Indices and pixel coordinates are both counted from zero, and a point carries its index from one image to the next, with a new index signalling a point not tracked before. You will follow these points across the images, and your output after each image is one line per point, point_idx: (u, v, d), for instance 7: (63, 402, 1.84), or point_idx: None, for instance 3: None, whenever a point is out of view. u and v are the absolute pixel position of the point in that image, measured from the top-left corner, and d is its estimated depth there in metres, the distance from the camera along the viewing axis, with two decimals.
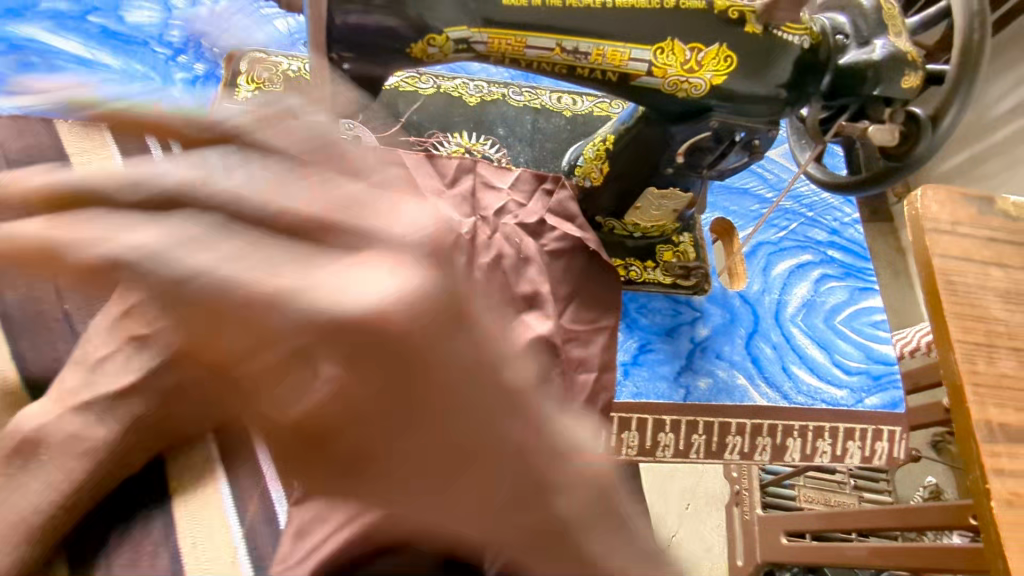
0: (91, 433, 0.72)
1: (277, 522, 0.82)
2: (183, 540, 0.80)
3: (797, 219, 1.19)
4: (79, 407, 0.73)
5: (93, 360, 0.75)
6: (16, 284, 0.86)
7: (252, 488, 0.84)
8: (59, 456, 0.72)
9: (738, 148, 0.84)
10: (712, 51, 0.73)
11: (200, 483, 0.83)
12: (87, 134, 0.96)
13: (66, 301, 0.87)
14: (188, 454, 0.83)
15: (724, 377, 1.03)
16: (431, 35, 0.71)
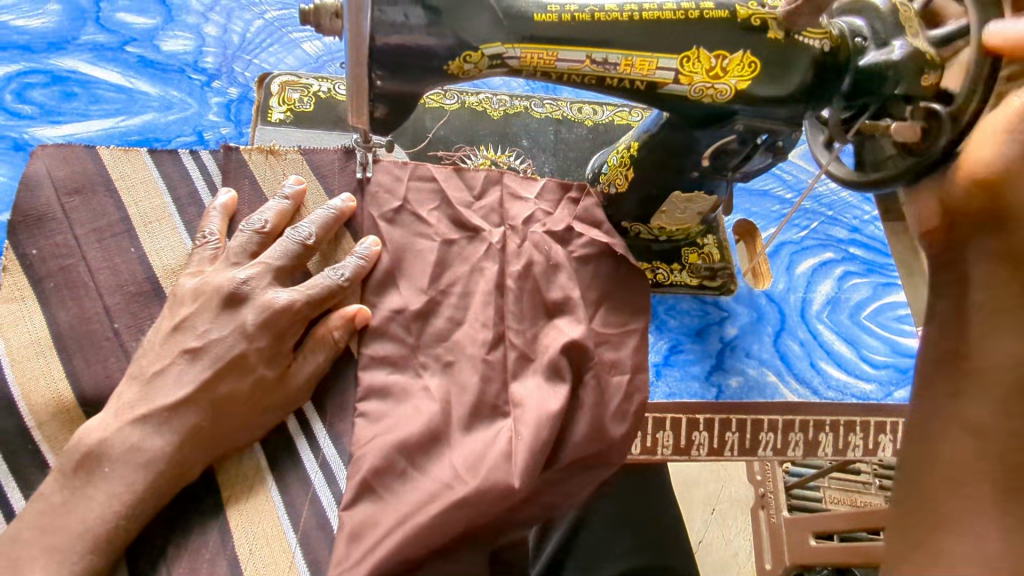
0: (150, 442, 0.78)
1: (329, 527, 0.84)
2: (240, 547, 0.82)
3: (818, 219, 1.20)
4: (138, 420, 0.79)
5: (149, 375, 0.82)
6: (69, 305, 0.89)
7: (303, 494, 0.86)
8: (125, 464, 0.76)
9: (762, 150, 0.87)
10: (737, 57, 0.76)
11: (252, 491, 0.86)
12: (129, 158, 0.98)
13: (116, 320, 0.90)
14: (239, 462, 0.87)
15: (753, 375, 1.05)
16: (467, 52, 0.74)
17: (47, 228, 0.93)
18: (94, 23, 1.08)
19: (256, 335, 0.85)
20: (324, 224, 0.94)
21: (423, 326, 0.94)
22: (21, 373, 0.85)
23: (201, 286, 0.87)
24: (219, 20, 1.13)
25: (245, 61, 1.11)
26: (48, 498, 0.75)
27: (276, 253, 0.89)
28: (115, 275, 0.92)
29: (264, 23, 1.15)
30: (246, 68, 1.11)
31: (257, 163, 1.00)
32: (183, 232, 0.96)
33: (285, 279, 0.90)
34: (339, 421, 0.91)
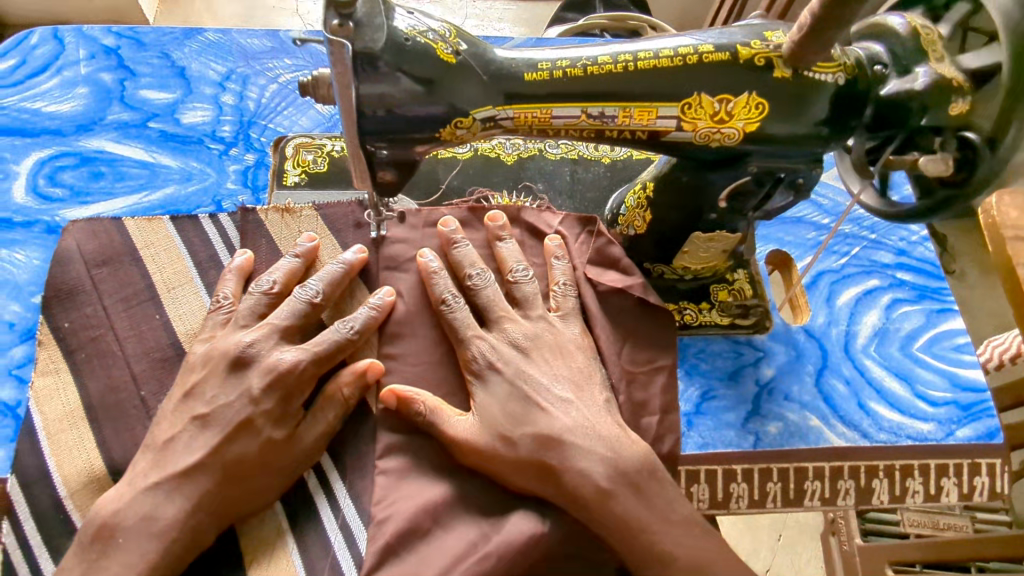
0: (164, 511, 0.79)
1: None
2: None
3: (859, 243, 1.12)
4: (150, 487, 0.80)
5: (161, 443, 0.84)
6: (99, 374, 0.90)
7: (324, 559, 0.85)
8: (139, 534, 0.78)
9: (782, 188, 0.81)
10: (742, 100, 0.72)
11: (273, 554, 0.85)
12: (154, 227, 1.00)
13: (142, 388, 0.90)
14: (260, 527, 0.86)
15: (794, 420, 0.98)
16: (457, 119, 0.73)
17: (78, 301, 0.95)
18: (120, 101, 1.13)
19: (262, 400, 0.85)
20: (332, 280, 0.94)
21: (439, 381, 0.93)
22: (56, 445, 0.86)
23: (210, 351, 0.89)
24: (236, 88, 1.17)
25: (261, 127, 1.13)
26: (68, 571, 0.77)
27: (283, 313, 0.90)
28: (140, 342, 0.93)
29: (278, 87, 1.18)
30: (262, 133, 1.13)
31: (274, 223, 1.01)
32: (205, 294, 0.97)
33: (295, 337, 0.90)
34: (359, 479, 0.89)
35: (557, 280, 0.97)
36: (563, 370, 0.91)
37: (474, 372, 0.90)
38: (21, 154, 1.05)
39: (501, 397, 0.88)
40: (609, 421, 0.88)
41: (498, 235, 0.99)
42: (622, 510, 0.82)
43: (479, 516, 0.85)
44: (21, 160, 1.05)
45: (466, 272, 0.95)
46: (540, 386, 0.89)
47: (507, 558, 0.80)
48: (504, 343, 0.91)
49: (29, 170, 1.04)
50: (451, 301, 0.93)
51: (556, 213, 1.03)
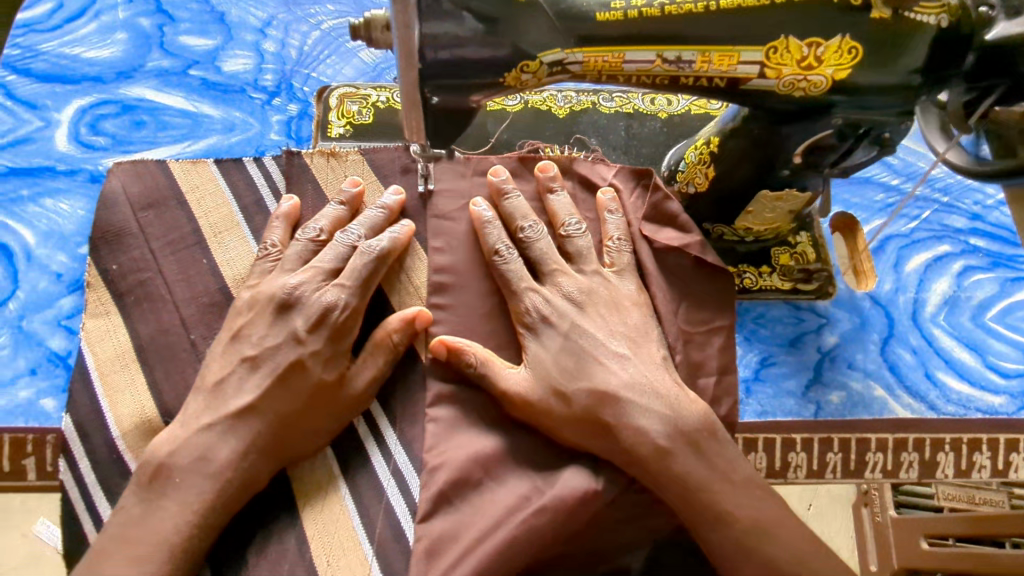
0: (218, 451, 0.78)
1: (406, 538, 0.82)
2: (318, 559, 0.81)
3: (930, 206, 1.06)
4: (204, 428, 0.79)
5: (212, 384, 0.82)
6: (149, 318, 0.89)
7: (377, 504, 0.84)
8: (193, 474, 0.76)
9: (866, 143, 0.75)
10: (835, 44, 0.66)
11: (325, 497, 0.84)
12: (199, 169, 0.98)
13: (191, 332, 0.89)
14: (312, 470, 0.85)
15: (858, 390, 0.94)
16: (524, 62, 0.68)
17: (125, 244, 0.93)
18: (159, 48, 1.09)
19: (307, 340, 0.83)
20: (373, 225, 0.91)
21: (489, 331, 0.90)
22: (109, 386, 0.85)
23: (256, 296, 0.87)
24: (277, 35, 1.12)
25: (304, 75, 1.09)
26: (128, 510, 0.75)
27: (328, 257, 0.88)
28: (189, 287, 0.91)
29: (321, 34, 1.13)
30: (305, 83, 1.09)
31: (319, 167, 0.98)
32: (251, 240, 0.94)
33: None
34: (410, 426, 0.88)
35: (610, 236, 0.92)
36: (619, 325, 0.86)
37: (527, 326, 0.87)
38: (63, 101, 1.03)
39: (553, 351, 0.85)
40: (667, 379, 0.84)
41: (549, 187, 0.95)
42: (680, 468, 0.79)
43: (531, 469, 0.83)
44: (62, 108, 1.02)
45: (518, 224, 0.92)
46: (595, 341, 0.85)
47: (564, 511, 0.78)
48: (558, 296, 0.87)
49: (71, 118, 1.02)
50: (504, 252, 0.90)
51: (611, 166, 0.98)
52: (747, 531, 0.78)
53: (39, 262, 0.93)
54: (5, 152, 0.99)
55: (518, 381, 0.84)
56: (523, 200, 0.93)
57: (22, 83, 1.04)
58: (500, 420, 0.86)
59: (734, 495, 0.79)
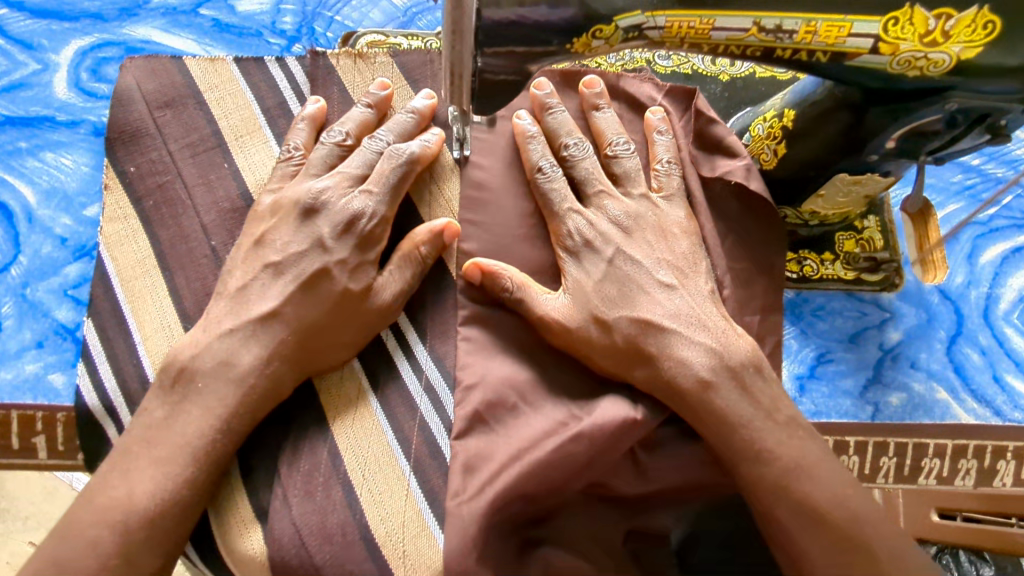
0: (241, 357, 0.69)
1: (443, 455, 0.73)
2: (351, 473, 0.71)
3: (1014, 190, 0.97)
4: (226, 333, 0.69)
5: (234, 289, 0.72)
6: (169, 225, 0.81)
7: (410, 419, 0.74)
8: (216, 379, 0.68)
9: (979, 129, 0.65)
10: (968, 16, 0.56)
11: (354, 411, 0.74)
12: (217, 67, 0.88)
13: (212, 238, 0.80)
14: (340, 385, 0.75)
15: (919, 392, 0.88)
16: (598, 26, 0.58)
17: (142, 145, 0.85)
18: None
19: (334, 248, 0.73)
20: (403, 132, 0.80)
21: (526, 251, 0.79)
22: (131, 292, 0.79)
23: (279, 201, 0.76)
24: None
25: (327, 19, 0.98)
26: (151, 413, 0.67)
27: (356, 162, 0.77)
28: (209, 191, 0.82)
29: None
30: (328, 27, 0.97)
31: (345, 69, 0.88)
32: (274, 144, 0.85)
33: None
34: (441, 343, 0.78)
35: (659, 158, 0.80)
36: (666, 254, 0.75)
37: (569, 249, 0.76)
38: (59, 42, 0.93)
39: (595, 278, 0.74)
40: (714, 312, 0.74)
41: (595, 104, 0.82)
42: (724, 405, 0.69)
43: (567, 396, 0.73)
44: (59, 49, 0.92)
45: (563, 140, 0.80)
46: (640, 269, 0.74)
47: (603, 438, 0.68)
48: (603, 219, 0.76)
49: (70, 61, 0.92)
50: (547, 169, 0.78)
51: (660, 85, 0.86)
52: (786, 470, 0.66)
53: (42, 224, 0.85)
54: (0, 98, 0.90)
55: (558, 308, 0.73)
56: (568, 115, 0.81)
57: (15, 19, 0.93)
58: (538, 346, 0.76)
59: (774, 432, 0.68)
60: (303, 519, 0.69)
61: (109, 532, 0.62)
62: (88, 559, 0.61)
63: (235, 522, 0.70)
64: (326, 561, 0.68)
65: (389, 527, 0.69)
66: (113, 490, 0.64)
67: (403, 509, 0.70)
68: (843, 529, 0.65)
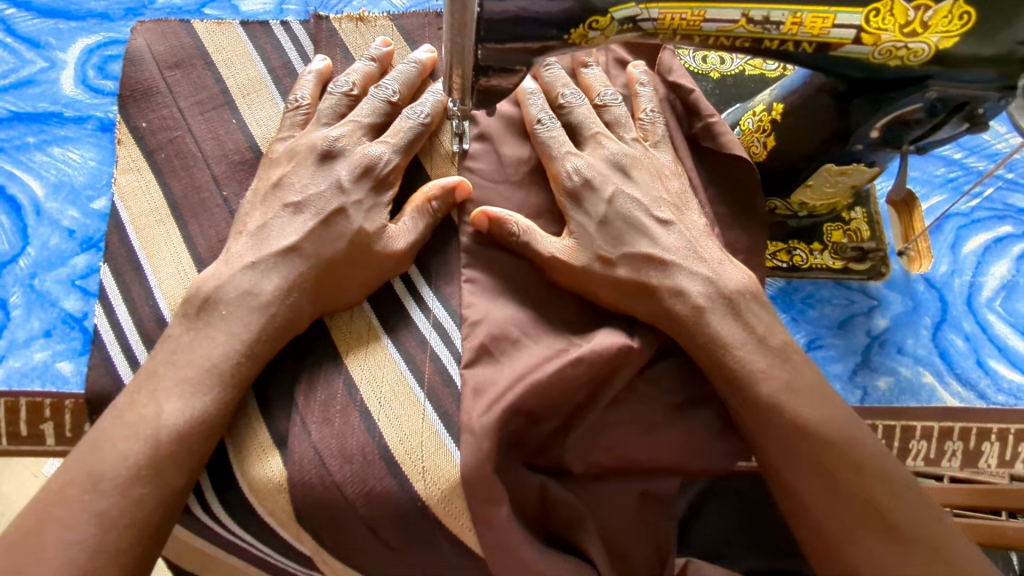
0: (263, 286, 0.73)
1: (455, 383, 0.76)
2: (368, 402, 0.75)
3: (993, 184, 1.00)
4: (249, 266, 0.73)
5: (255, 228, 0.76)
6: (181, 175, 0.86)
7: (422, 352, 0.78)
8: (240, 308, 0.72)
9: (957, 118, 0.68)
10: (945, 7, 0.59)
11: (367, 348, 0.78)
12: (223, 30, 0.94)
13: (224, 188, 0.85)
14: (350, 323, 0.79)
15: (906, 376, 0.90)
16: (594, 17, 0.61)
17: (153, 102, 0.90)
18: None
19: (352, 189, 0.77)
20: (407, 81, 0.85)
21: (522, 199, 0.83)
22: (146, 239, 0.83)
23: (294, 147, 0.81)
24: None
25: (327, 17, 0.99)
26: (176, 339, 0.71)
27: (365, 111, 0.82)
28: (219, 145, 0.87)
29: None
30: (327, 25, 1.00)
31: (347, 32, 0.93)
32: (280, 100, 0.90)
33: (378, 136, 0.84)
34: (446, 285, 0.81)
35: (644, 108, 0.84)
36: (662, 193, 0.79)
37: (569, 191, 0.79)
38: (67, 40, 0.95)
39: (594, 219, 0.77)
40: (712, 244, 0.78)
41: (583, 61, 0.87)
42: (711, 326, 0.72)
43: (565, 330, 0.76)
44: (66, 48, 0.95)
45: (558, 91, 0.84)
46: (636, 205, 0.78)
47: (598, 364, 0.71)
48: (601, 160, 0.80)
49: (77, 59, 0.94)
50: (546, 121, 0.82)
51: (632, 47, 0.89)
52: (774, 389, 0.69)
53: (49, 217, 0.86)
54: (8, 95, 0.92)
55: (561, 249, 0.77)
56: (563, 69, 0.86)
57: (23, 18, 0.96)
58: (535, 286, 0.79)
59: (760, 356, 0.71)
60: (322, 443, 0.73)
61: (139, 445, 0.65)
62: (119, 468, 0.63)
63: (253, 449, 0.73)
64: (348, 478, 0.72)
65: (408, 448, 0.73)
66: (142, 407, 0.67)
67: (420, 431, 0.74)
68: (829, 444, 0.67)
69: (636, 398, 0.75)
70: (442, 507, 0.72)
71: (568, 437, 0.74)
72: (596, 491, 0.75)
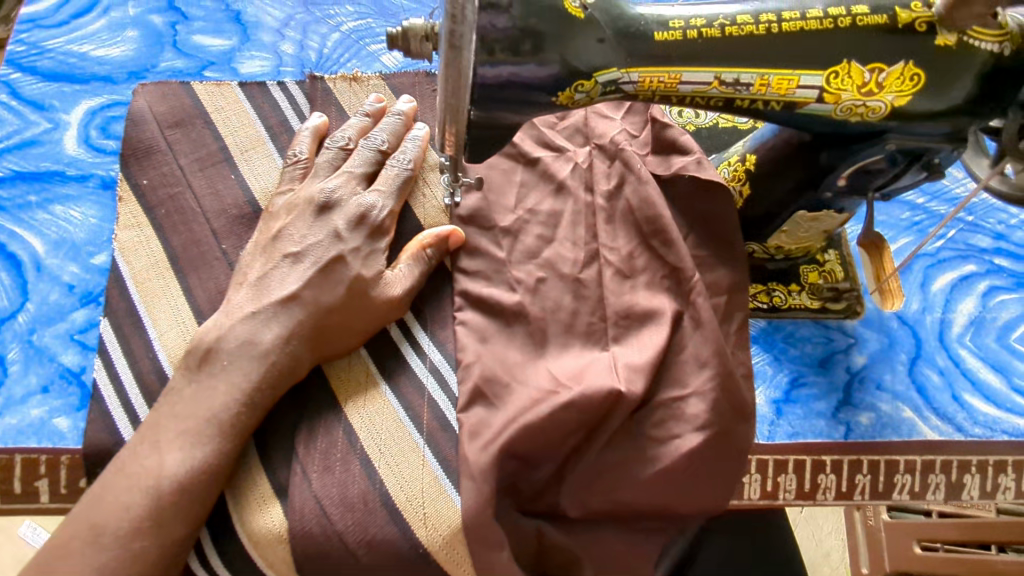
0: (263, 335, 0.74)
1: (452, 427, 0.78)
2: (368, 448, 0.77)
3: (955, 226, 1.06)
4: (248, 316, 0.75)
5: (254, 279, 0.78)
6: (181, 230, 0.89)
7: (419, 398, 0.80)
8: (240, 357, 0.73)
9: (916, 168, 0.74)
10: (897, 70, 0.65)
11: (366, 394, 0.80)
12: (222, 91, 0.99)
13: (223, 242, 0.88)
14: (348, 370, 0.81)
15: (887, 411, 0.93)
16: (579, 80, 0.65)
17: (154, 159, 0.94)
18: (172, 48, 1.05)
19: (348, 238, 0.81)
20: (393, 132, 0.89)
21: (512, 246, 0.87)
22: (145, 292, 0.85)
23: (293, 200, 0.84)
24: (295, 37, 1.07)
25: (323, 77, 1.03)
26: (178, 389, 0.73)
27: (357, 162, 0.86)
28: (218, 199, 0.91)
29: (341, 36, 1.08)
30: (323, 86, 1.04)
31: (341, 90, 0.99)
32: (278, 157, 0.94)
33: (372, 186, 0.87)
34: (440, 329, 0.84)
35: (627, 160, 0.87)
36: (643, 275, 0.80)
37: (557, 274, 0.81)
38: (70, 102, 0.99)
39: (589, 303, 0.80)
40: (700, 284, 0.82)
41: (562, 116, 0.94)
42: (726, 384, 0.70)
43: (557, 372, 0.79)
44: (70, 110, 0.98)
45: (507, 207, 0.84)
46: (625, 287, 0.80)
47: (590, 406, 0.74)
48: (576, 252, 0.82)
49: (80, 120, 0.98)
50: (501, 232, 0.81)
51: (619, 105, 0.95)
52: None
53: (50, 273, 0.88)
54: (11, 155, 0.94)
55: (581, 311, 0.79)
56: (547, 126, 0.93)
57: (27, 82, 1.00)
58: (526, 330, 0.81)
59: None
60: (323, 491, 0.75)
61: (143, 498, 0.66)
62: (123, 521, 0.65)
63: (254, 499, 0.74)
64: (349, 526, 0.73)
65: (408, 493, 0.75)
66: (144, 460, 0.68)
67: (419, 476, 0.76)
68: None
69: (627, 438, 0.77)
70: (444, 551, 0.74)
71: (563, 478, 0.76)
72: (590, 531, 0.77)
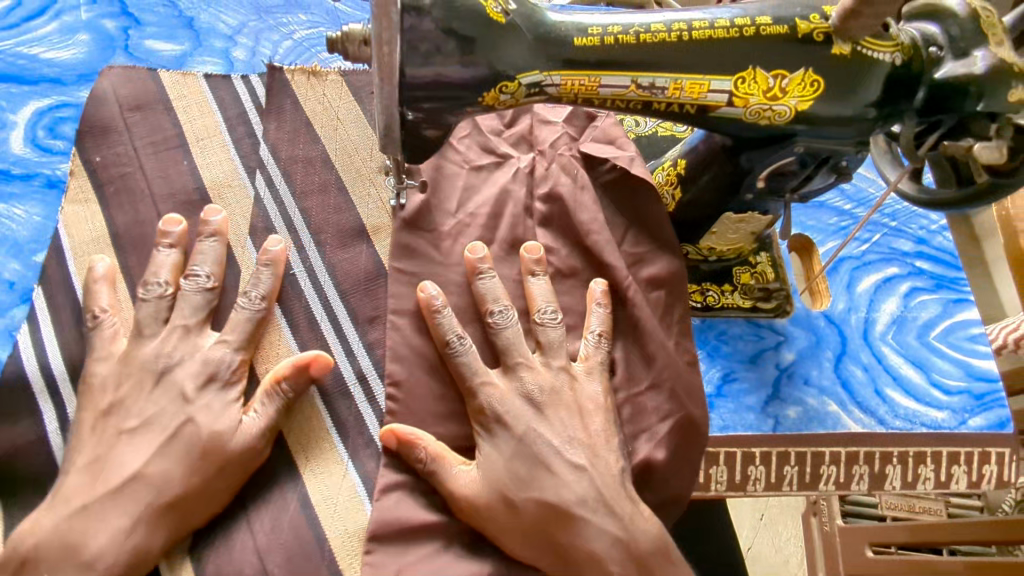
0: None
1: (375, 443, 0.84)
2: (311, 491, 0.82)
3: (879, 230, 1.11)
4: None
5: None
6: (126, 209, 0.91)
7: (359, 437, 0.85)
8: None
9: (825, 170, 0.79)
10: (798, 76, 0.70)
11: (309, 434, 0.84)
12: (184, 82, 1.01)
13: None
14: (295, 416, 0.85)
15: (813, 405, 0.97)
16: (502, 82, 0.69)
17: (110, 139, 0.96)
18: (126, 52, 1.06)
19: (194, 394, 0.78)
20: (211, 258, 0.85)
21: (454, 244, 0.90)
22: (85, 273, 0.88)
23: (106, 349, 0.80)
24: (247, 44, 1.10)
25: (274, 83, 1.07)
26: None
27: (187, 312, 0.82)
28: (167, 183, 0.93)
29: (292, 44, 1.11)
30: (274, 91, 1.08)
31: (299, 85, 1.01)
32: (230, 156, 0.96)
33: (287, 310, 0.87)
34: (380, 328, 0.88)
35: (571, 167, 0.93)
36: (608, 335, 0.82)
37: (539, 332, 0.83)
38: (18, 104, 1.00)
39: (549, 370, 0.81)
40: None
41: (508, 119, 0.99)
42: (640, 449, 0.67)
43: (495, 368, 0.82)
44: (17, 110, 0.99)
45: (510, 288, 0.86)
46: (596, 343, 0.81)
47: None
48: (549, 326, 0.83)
49: (28, 120, 0.99)
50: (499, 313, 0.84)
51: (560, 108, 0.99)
52: None
53: None
54: None
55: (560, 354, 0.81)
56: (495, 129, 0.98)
57: None
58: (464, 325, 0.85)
59: None
60: (263, 536, 0.79)
61: None
62: None
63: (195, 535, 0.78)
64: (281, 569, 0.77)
65: (343, 537, 0.79)
66: None
67: (354, 518, 0.80)
68: None
69: None
70: None
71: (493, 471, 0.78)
72: None
